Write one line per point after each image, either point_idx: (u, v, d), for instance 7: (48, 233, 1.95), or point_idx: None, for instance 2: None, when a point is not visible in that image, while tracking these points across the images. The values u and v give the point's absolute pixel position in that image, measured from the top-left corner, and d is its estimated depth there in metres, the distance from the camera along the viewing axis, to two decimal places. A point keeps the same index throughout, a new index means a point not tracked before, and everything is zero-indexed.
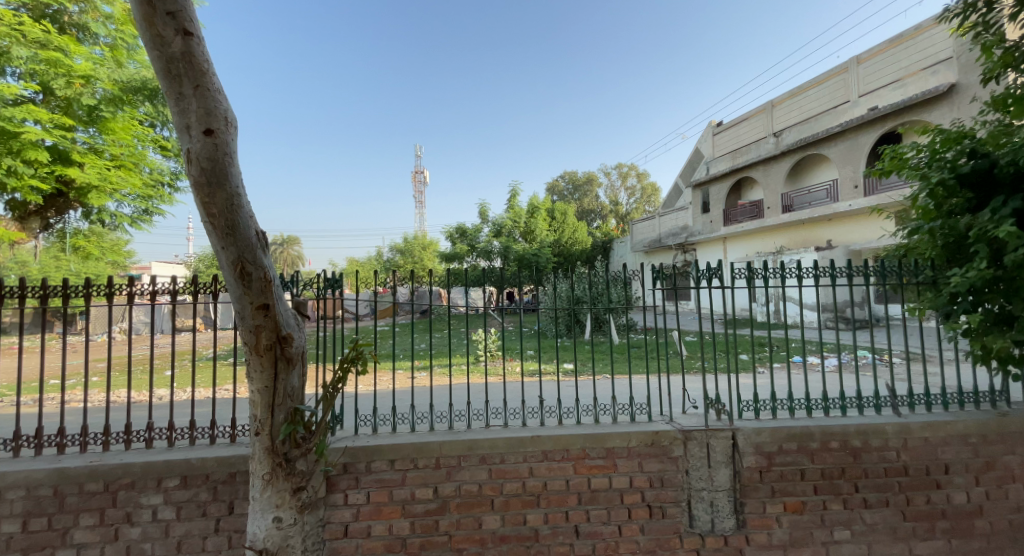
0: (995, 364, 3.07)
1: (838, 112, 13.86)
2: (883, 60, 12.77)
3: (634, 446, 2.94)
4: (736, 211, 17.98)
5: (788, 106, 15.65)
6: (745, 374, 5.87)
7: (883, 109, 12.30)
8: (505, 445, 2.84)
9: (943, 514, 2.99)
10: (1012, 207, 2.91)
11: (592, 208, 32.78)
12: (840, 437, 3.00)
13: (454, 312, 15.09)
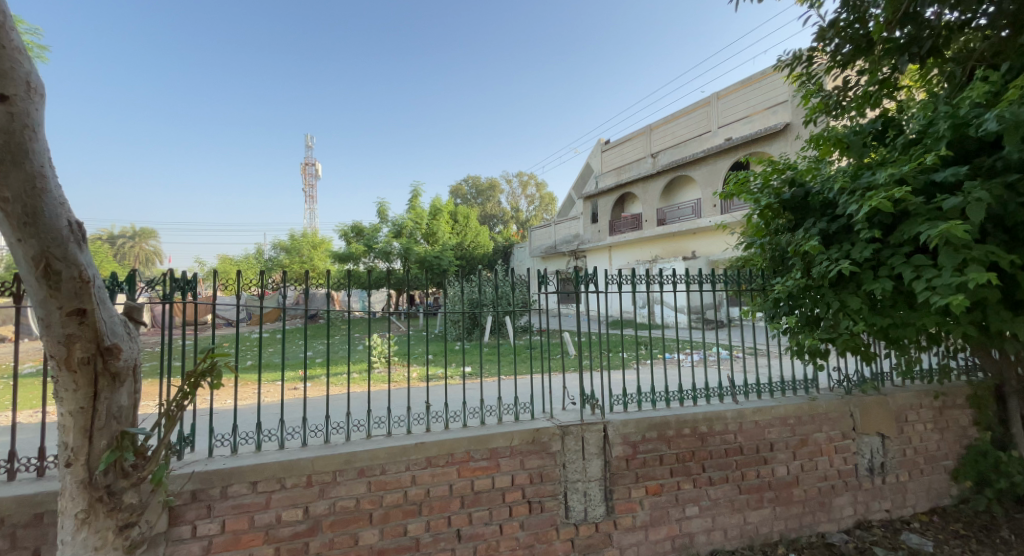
0: (807, 356, 3.69)
1: (703, 139, 15.83)
2: (736, 98, 14.75)
3: (515, 444, 3.02)
4: (620, 222, 19.61)
5: (665, 129, 17.42)
6: (627, 370, 6.38)
7: (736, 141, 14.25)
8: (387, 455, 2.76)
9: (769, 485, 3.50)
10: (818, 228, 3.54)
11: (493, 213, 33.28)
12: (691, 424, 3.38)
13: (351, 317, 14.37)
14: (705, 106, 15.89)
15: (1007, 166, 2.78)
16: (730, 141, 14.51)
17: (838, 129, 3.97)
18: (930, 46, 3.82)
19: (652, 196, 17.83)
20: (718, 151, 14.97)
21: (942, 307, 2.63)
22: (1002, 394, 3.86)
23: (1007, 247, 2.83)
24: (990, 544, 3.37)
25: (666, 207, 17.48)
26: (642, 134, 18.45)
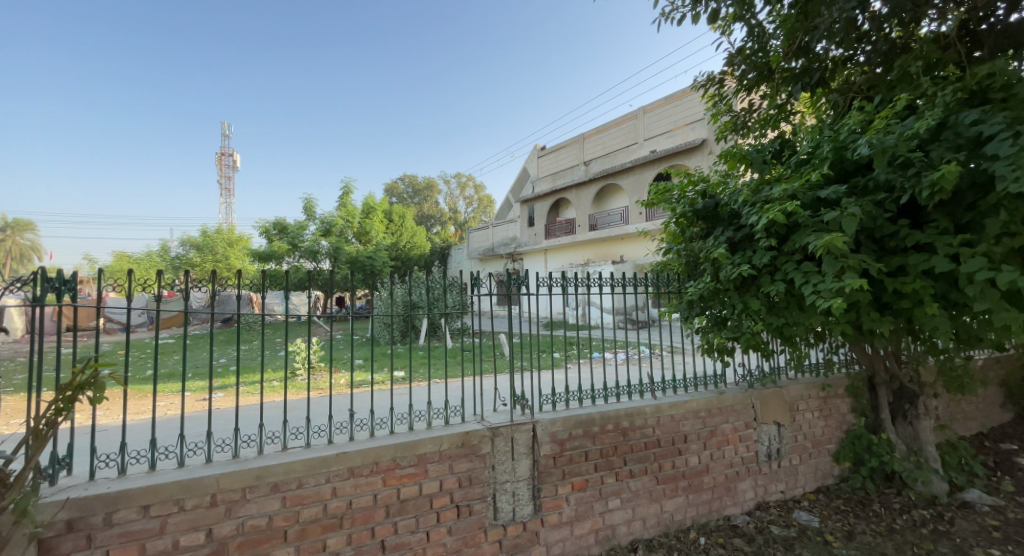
0: (716, 354, 3.98)
1: (632, 151, 16.55)
2: (660, 112, 15.55)
3: (445, 449, 2.99)
4: (555, 227, 20.10)
5: (597, 139, 18.03)
6: (558, 370, 6.53)
7: (659, 153, 15.05)
8: (304, 468, 2.63)
9: (683, 475, 3.74)
10: (726, 236, 3.84)
11: (431, 213, 32.71)
12: (615, 420, 3.52)
13: (276, 320, 13.55)
14: (632, 119, 16.61)
15: (877, 186, 3.17)
16: (654, 154, 15.29)
17: (746, 146, 4.32)
18: (819, 77, 4.27)
19: (585, 202, 18.43)
20: (644, 162, 15.71)
21: (825, 308, 2.94)
22: (875, 384, 4.38)
23: (876, 256, 3.22)
24: (864, 516, 3.81)
25: (597, 214, 18.14)
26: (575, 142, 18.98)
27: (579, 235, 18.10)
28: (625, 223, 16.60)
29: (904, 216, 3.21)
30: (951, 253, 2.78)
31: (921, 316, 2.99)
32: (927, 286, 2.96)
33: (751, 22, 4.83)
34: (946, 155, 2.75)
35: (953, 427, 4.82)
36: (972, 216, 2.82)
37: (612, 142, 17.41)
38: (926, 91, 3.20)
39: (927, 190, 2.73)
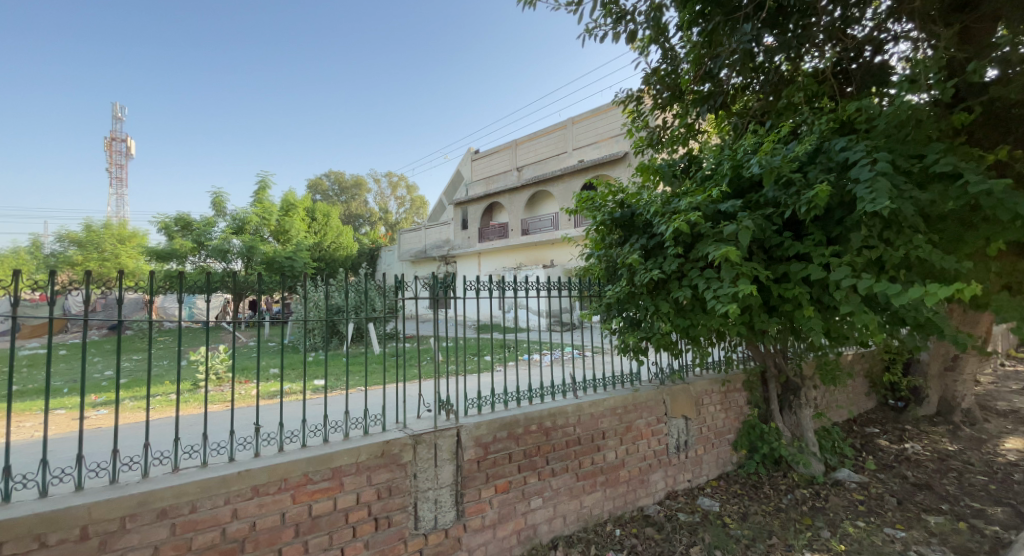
0: (631, 353, 4.20)
1: (561, 160, 16.99)
2: (587, 124, 16.13)
3: (363, 459, 2.89)
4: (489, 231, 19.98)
5: (529, 147, 18.32)
6: (485, 373, 6.54)
7: (585, 163, 15.59)
8: (198, 490, 2.43)
9: (601, 470, 3.90)
10: (640, 244, 4.07)
11: (359, 212, 31.43)
12: (538, 420, 3.60)
13: (180, 327, 12.35)
14: (562, 129, 17.06)
15: (767, 201, 3.52)
16: (582, 163, 15.80)
17: (659, 160, 4.62)
18: (722, 101, 4.66)
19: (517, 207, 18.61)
20: (572, 170, 16.18)
21: (724, 311, 3.22)
22: (766, 377, 4.84)
23: (765, 264, 3.58)
24: (756, 498, 4.20)
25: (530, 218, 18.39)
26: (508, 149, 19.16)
27: (512, 240, 18.32)
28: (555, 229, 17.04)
29: (787, 229, 3.60)
30: (824, 262, 3.16)
31: (801, 318, 3.37)
32: (805, 291, 3.35)
33: (664, 46, 5.18)
34: (821, 176, 3.12)
35: (829, 414, 5.45)
36: (839, 230, 3.23)
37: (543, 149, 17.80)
38: (806, 119, 3.62)
39: (807, 205, 3.09)
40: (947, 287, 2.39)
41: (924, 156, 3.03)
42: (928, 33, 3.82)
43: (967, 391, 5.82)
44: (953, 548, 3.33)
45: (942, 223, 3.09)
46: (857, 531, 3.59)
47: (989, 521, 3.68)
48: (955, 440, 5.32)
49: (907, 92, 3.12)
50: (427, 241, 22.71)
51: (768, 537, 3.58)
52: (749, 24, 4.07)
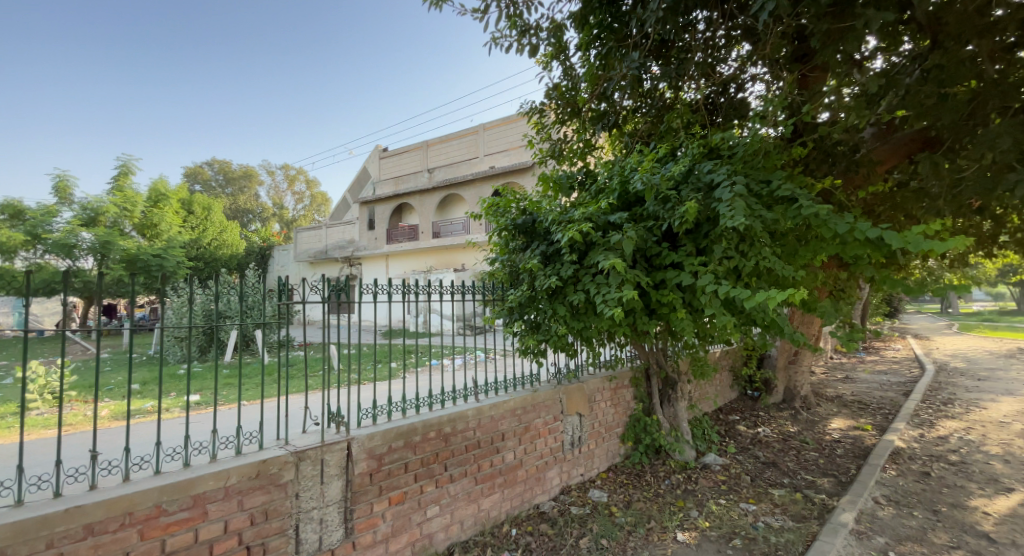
0: (532, 355, 4.35)
1: (473, 165, 17.06)
2: (499, 131, 16.36)
3: (232, 482, 2.65)
4: (397, 233, 19.40)
5: (439, 149, 18.11)
6: (389, 380, 6.36)
7: (497, 169, 15.79)
8: (10, 534, 2.06)
9: (499, 472, 3.99)
10: (540, 250, 4.23)
11: (248, 208, 28.80)
12: (436, 427, 3.58)
13: (12, 338, 10.33)
14: (473, 134, 17.15)
15: (649, 214, 3.85)
16: (493, 169, 16.01)
17: (559, 171, 4.84)
18: (615, 121, 5.11)
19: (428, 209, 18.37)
20: (484, 176, 16.33)
21: (611, 315, 3.48)
22: (649, 373, 5.27)
23: (647, 272, 3.92)
24: (639, 486, 4.57)
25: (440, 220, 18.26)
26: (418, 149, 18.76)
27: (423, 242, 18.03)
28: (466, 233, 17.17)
29: (666, 240, 3.97)
30: (695, 270, 3.55)
31: (677, 320, 3.74)
32: (680, 296, 3.73)
33: (565, 63, 5.44)
34: (691, 195, 3.50)
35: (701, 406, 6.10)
36: (706, 242, 3.64)
37: (454, 153, 17.68)
38: (683, 144, 4.03)
39: (680, 219, 3.44)
40: (784, 294, 2.82)
41: (771, 182, 3.53)
42: (777, 77, 4.47)
43: (805, 380, 6.88)
44: (791, 515, 3.91)
45: (784, 239, 3.62)
46: (719, 508, 4.06)
47: (818, 490, 4.37)
48: (795, 423, 6.25)
49: (759, 126, 3.61)
50: (331, 240, 21.46)
51: (646, 521, 3.91)
52: (636, 53, 4.47)
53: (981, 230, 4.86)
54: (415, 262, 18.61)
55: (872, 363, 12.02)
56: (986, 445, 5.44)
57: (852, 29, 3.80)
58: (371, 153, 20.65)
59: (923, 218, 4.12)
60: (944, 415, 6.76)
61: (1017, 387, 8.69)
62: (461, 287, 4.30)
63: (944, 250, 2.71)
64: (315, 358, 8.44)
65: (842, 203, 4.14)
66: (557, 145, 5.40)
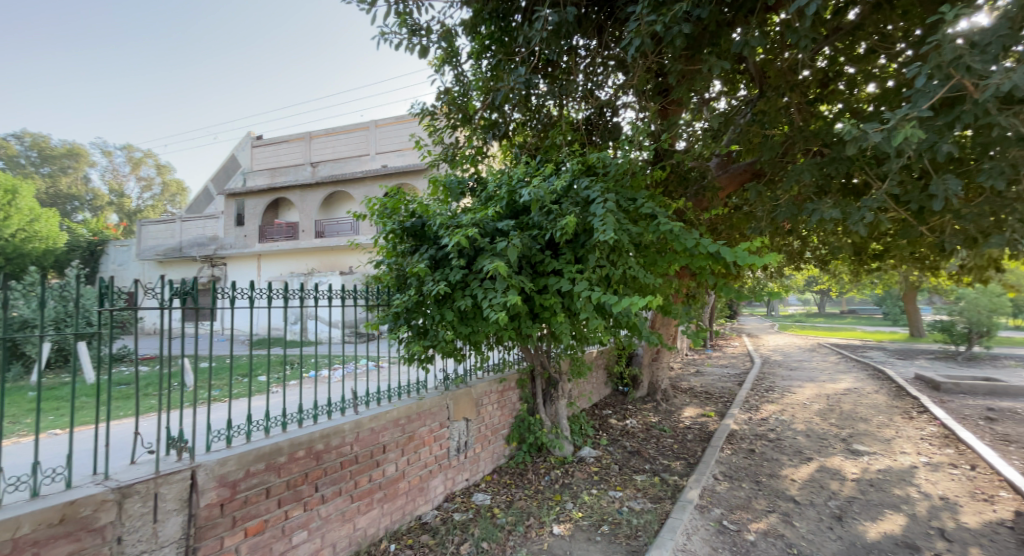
0: (418, 362, 4.33)
1: (362, 161, 16.38)
2: (393, 130, 16.03)
3: (23, 533, 2.15)
4: (273, 229, 17.95)
5: (325, 143, 17.10)
6: (257, 396, 5.88)
7: (391, 169, 15.47)
8: None
9: (379, 486, 3.87)
10: (429, 254, 4.23)
11: (77, 195, 24.47)
12: (306, 445, 3.35)
13: None
14: (364, 130, 16.50)
15: (534, 223, 4.09)
16: (386, 168, 15.61)
17: (449, 175, 4.90)
18: (504, 131, 5.30)
19: (311, 206, 17.17)
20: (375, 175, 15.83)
21: (495, 318, 3.60)
22: (534, 374, 5.54)
23: (531, 278, 4.14)
24: (521, 485, 4.80)
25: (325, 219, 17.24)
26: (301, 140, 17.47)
27: (304, 242, 16.99)
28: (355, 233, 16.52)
29: (549, 248, 4.22)
30: (573, 277, 3.84)
31: (557, 323, 4.04)
32: (559, 301, 3.99)
33: (456, 69, 5.53)
34: (570, 208, 3.80)
35: (578, 403, 6.55)
36: (583, 252, 3.95)
37: (342, 148, 16.81)
38: (565, 160, 4.33)
39: (560, 230, 3.71)
40: (643, 300, 3.19)
41: (637, 200, 3.97)
42: (643, 106, 5.01)
43: (664, 375, 7.74)
44: (649, 497, 4.39)
45: (646, 251, 4.07)
46: (591, 498, 4.42)
47: (672, 472, 4.97)
48: (656, 414, 7.01)
49: (628, 150, 4.03)
50: (188, 237, 19.05)
51: (526, 518, 4.12)
52: (523, 69, 4.72)
53: (793, 248, 5.93)
54: (294, 264, 17.45)
55: (716, 358, 13.89)
56: (796, 424, 6.63)
57: (700, 71, 4.43)
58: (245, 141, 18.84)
59: (750, 236, 4.93)
60: (768, 400, 8.08)
61: (818, 375, 10.69)
62: (347, 291, 4.15)
63: (762, 264, 3.28)
64: (164, 375, 7.45)
65: (692, 221, 4.77)
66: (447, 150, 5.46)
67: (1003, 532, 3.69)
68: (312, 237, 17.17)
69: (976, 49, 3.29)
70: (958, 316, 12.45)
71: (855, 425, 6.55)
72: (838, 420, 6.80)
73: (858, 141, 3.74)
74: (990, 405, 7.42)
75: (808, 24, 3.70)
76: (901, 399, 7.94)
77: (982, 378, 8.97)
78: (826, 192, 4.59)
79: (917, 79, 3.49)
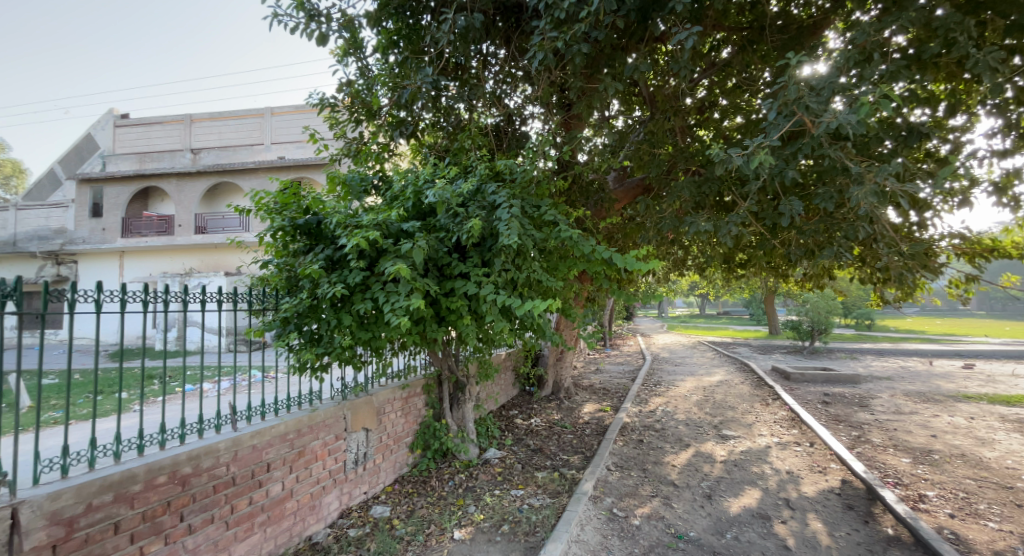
0: (310, 371, 4.00)
1: (254, 150, 15.20)
2: (292, 119, 15.14)
3: None
4: (136, 221, 15.68)
5: (209, 127, 15.53)
6: (112, 419, 5.05)
7: (289, 161, 14.54)
8: None
9: (261, 509, 3.38)
10: (325, 254, 3.96)
11: None
12: (170, 469, 2.82)
13: None
14: (259, 118, 15.31)
15: (440, 225, 4.03)
16: (281, 160, 14.58)
17: (352, 171, 4.66)
18: (412, 130, 5.16)
19: (188, 198, 15.42)
20: (269, 166, 14.72)
21: (398, 323, 3.46)
22: (441, 380, 5.47)
23: (438, 280, 4.08)
24: (424, 493, 4.66)
25: (207, 214, 15.63)
26: (177, 122, 15.58)
27: (180, 238, 15.17)
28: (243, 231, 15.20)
29: (456, 252, 4.20)
30: (479, 280, 3.83)
31: (463, 326, 4.03)
32: (466, 304, 3.98)
33: (360, 61, 5.30)
34: (477, 212, 3.84)
35: (484, 404, 6.60)
36: (490, 255, 3.99)
37: (231, 135, 15.44)
38: (472, 165, 4.35)
39: (466, 233, 3.71)
40: (546, 303, 3.31)
41: (541, 207, 4.12)
42: (548, 117, 5.23)
43: (567, 374, 8.11)
44: (548, 493, 4.55)
45: (549, 255, 4.23)
46: (493, 499, 4.46)
47: (570, 467, 5.22)
48: (559, 411, 7.31)
49: (533, 159, 4.18)
50: (21, 228, 15.53)
51: (427, 526, 4.02)
52: (431, 69, 4.67)
53: (676, 256, 6.58)
54: (165, 263, 15.41)
55: (612, 356, 14.90)
56: (678, 414, 7.34)
57: (598, 90, 4.76)
58: (103, 119, 16.34)
59: (641, 245, 5.38)
60: (656, 394, 8.84)
61: (697, 369, 11.95)
62: (228, 293, 3.71)
63: (649, 270, 3.60)
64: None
65: (591, 229, 5.08)
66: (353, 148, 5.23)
67: (831, 497, 4.43)
68: (191, 233, 15.44)
69: (813, 91, 3.95)
70: (805, 316, 14.79)
71: (725, 413, 7.43)
72: (711, 409, 7.66)
73: (726, 163, 4.28)
74: (825, 391, 8.88)
75: (688, 57, 4.16)
76: (761, 388, 9.18)
77: (820, 368, 10.70)
78: (702, 207, 5.17)
79: (769, 113, 4.10)
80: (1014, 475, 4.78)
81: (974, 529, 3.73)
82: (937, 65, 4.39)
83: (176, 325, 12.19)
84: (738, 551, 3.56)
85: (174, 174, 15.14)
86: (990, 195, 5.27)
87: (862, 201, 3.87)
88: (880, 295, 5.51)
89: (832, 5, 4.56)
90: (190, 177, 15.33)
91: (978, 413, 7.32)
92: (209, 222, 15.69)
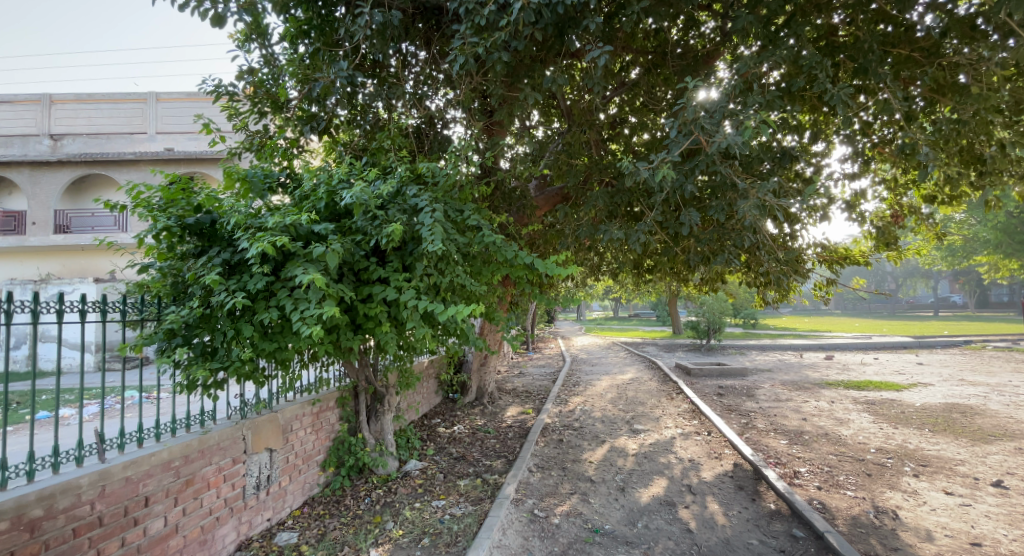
0: (202, 391, 3.49)
1: (134, 140, 13.35)
2: (180, 107, 13.51)
3: None
4: None
5: (74, 111, 13.37)
6: None
7: (176, 153, 12.94)
8: None
9: (136, 550, 2.86)
10: (221, 257, 3.51)
11: None
12: (14, 512, 2.30)
13: None
14: (141, 103, 13.48)
15: (357, 228, 3.77)
16: (170, 152, 13.02)
17: (256, 167, 4.22)
18: (325, 125, 4.90)
19: (43, 191, 13.17)
20: (153, 158, 13.06)
21: (308, 334, 3.15)
22: (358, 391, 5.20)
23: (354, 286, 3.84)
24: (337, 513, 4.35)
25: (70, 211, 13.35)
26: (29, 103, 13.26)
27: (32, 239, 12.96)
28: (117, 231, 13.26)
29: (374, 256, 4.00)
30: (399, 285, 3.67)
31: (381, 334, 3.83)
32: (385, 310, 3.79)
33: (265, 48, 4.91)
34: (398, 215, 3.68)
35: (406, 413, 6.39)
36: (411, 260, 3.83)
37: (103, 121, 13.44)
38: (395, 167, 4.18)
39: (386, 237, 3.52)
40: (468, 308, 3.25)
41: (464, 211, 4.09)
42: (470, 122, 5.21)
43: (491, 379, 8.10)
44: (471, 500, 4.49)
45: (474, 260, 4.21)
46: (413, 513, 4.27)
47: (492, 471, 5.22)
48: (483, 417, 7.28)
49: (455, 162, 4.10)
50: None
51: (340, 548, 3.71)
52: (346, 63, 4.40)
53: (593, 261, 6.90)
54: (14, 269, 13.16)
55: (534, 359, 15.23)
56: (595, 412, 7.67)
57: (518, 99, 4.90)
58: None
59: (560, 250, 5.57)
60: (574, 394, 9.17)
61: (612, 368, 12.67)
62: (96, 302, 3.15)
63: (568, 275, 3.65)
64: None
65: (513, 234, 5.17)
66: (261, 143, 4.82)
67: (725, 480, 4.89)
68: (48, 232, 13.15)
69: (707, 113, 4.33)
70: (702, 316, 16.31)
71: (636, 409, 7.91)
72: (624, 406, 8.12)
73: (635, 175, 4.55)
74: (720, 384, 9.87)
75: (600, 74, 4.35)
76: (667, 384, 9.95)
77: (716, 363, 11.85)
78: (614, 215, 5.47)
79: (672, 131, 4.42)
80: (864, 449, 5.65)
81: (836, 497, 4.35)
82: (804, 97, 5.08)
83: (21, 341, 10.27)
84: (649, 538, 3.78)
85: (27, 162, 12.97)
86: (844, 211, 6.23)
87: (747, 213, 4.33)
88: (764, 297, 6.20)
89: (721, 39, 5.10)
90: (48, 168, 13.16)
91: (837, 397, 8.57)
92: (73, 219, 13.42)
